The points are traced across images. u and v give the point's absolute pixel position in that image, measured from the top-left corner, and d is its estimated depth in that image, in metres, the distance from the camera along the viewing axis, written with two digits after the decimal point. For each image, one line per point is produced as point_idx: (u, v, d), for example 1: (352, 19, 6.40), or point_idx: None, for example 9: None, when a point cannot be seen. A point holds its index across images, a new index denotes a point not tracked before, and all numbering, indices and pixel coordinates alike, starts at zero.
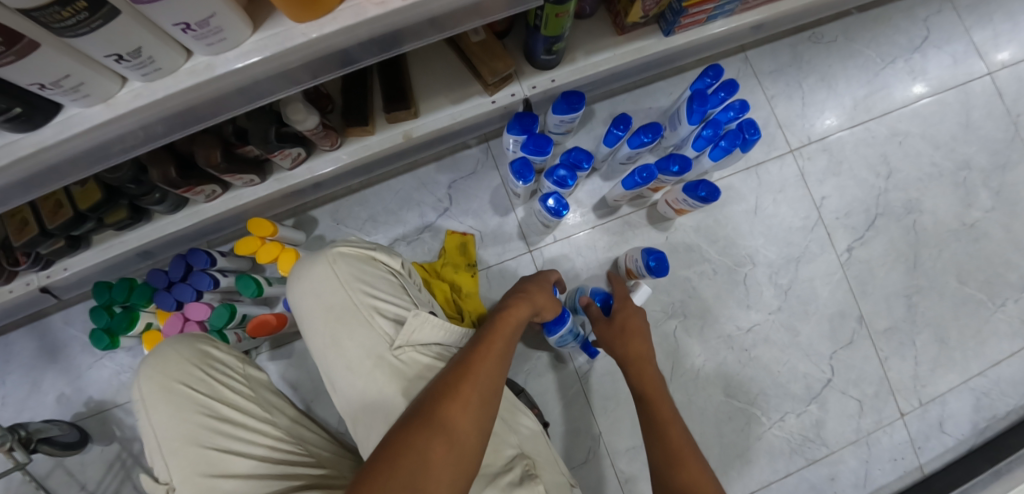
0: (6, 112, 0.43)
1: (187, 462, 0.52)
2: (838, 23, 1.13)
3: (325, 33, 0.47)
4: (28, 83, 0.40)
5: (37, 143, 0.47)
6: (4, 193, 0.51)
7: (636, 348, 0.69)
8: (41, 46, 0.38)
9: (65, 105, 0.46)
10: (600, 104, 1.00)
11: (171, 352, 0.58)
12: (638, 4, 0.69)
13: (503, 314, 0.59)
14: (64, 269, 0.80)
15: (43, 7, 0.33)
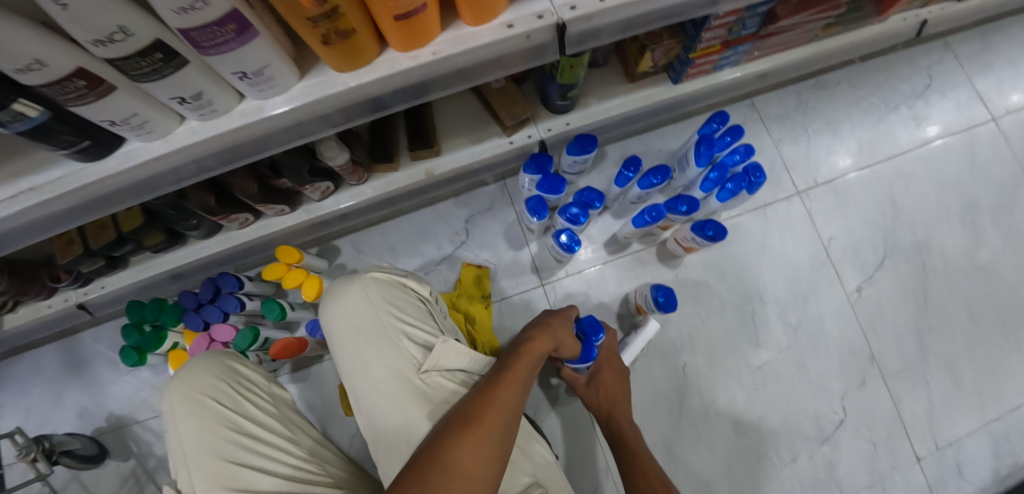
0: (77, 145, 0.48)
1: (210, 475, 0.54)
2: (841, 71, 1.18)
3: (363, 82, 0.52)
4: (101, 120, 0.46)
5: (100, 172, 0.52)
6: (63, 217, 0.56)
7: (611, 405, 0.79)
8: (118, 89, 0.44)
9: (129, 139, 0.52)
10: (611, 146, 1.05)
11: (201, 366, 0.61)
12: (648, 55, 0.76)
13: (525, 348, 0.62)
14: (101, 287, 0.84)
15: (126, 56, 0.39)
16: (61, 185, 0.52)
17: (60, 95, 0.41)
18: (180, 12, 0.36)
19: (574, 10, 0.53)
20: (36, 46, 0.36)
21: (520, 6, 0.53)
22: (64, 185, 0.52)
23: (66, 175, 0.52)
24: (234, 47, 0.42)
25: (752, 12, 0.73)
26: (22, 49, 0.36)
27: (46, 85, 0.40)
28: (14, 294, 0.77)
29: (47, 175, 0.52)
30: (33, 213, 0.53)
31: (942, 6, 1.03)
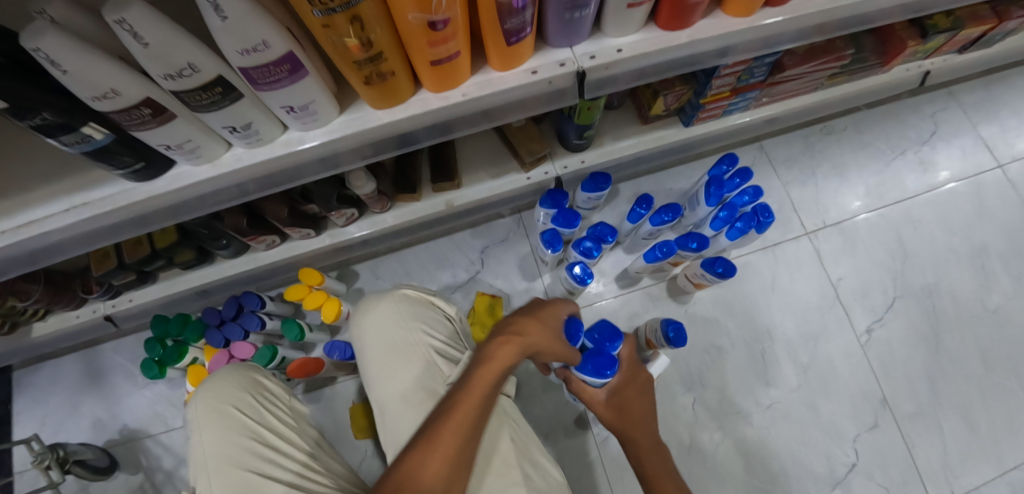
0: (131, 166, 0.52)
1: (229, 482, 0.55)
2: (847, 118, 1.22)
3: (397, 119, 0.56)
4: (158, 144, 0.50)
5: (149, 191, 0.56)
6: (110, 231, 0.60)
7: (636, 433, 0.69)
8: (177, 118, 0.48)
9: (178, 162, 0.56)
10: (624, 184, 1.09)
11: (226, 378, 0.64)
12: (661, 99, 0.80)
13: (485, 362, 0.54)
14: (129, 300, 0.87)
15: (190, 89, 0.43)
16: (113, 202, 0.56)
17: (125, 121, 0.45)
18: (243, 54, 0.41)
19: (593, 59, 0.58)
20: (114, 78, 0.41)
21: (544, 54, 0.58)
22: (116, 201, 0.56)
23: (118, 193, 0.56)
24: (286, 84, 0.46)
25: (759, 62, 0.78)
26: (102, 80, 0.40)
27: (116, 112, 0.44)
28: (47, 302, 0.82)
29: (100, 191, 0.56)
30: (85, 226, 0.56)
31: (943, 59, 1.07)
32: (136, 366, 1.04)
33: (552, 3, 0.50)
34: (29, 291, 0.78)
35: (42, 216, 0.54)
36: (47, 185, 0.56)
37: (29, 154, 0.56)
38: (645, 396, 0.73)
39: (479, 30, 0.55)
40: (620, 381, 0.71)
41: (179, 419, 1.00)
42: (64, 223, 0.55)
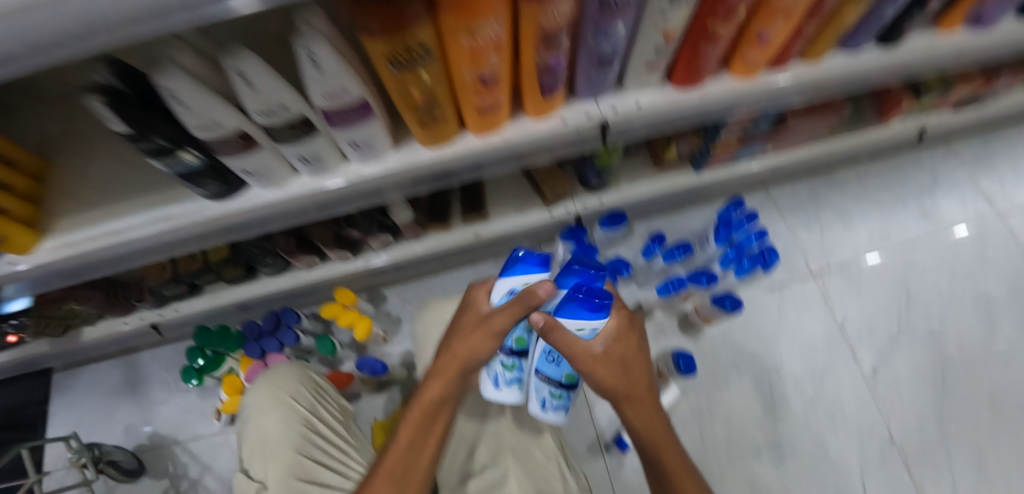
0: (212, 187, 0.61)
1: (285, 462, 0.67)
2: (851, 167, 1.29)
3: (442, 156, 0.64)
4: (239, 169, 0.58)
5: (223, 210, 0.64)
6: (182, 243, 0.68)
7: (632, 398, 0.60)
8: (261, 148, 0.56)
9: (252, 185, 0.64)
10: (638, 223, 1.16)
11: (284, 372, 0.75)
12: (674, 146, 0.89)
13: (421, 401, 0.61)
14: (174, 311, 0.93)
15: (277, 124, 0.52)
16: (189, 217, 0.64)
17: (221, 149, 0.54)
18: (326, 97, 0.50)
19: (615, 110, 0.66)
20: (219, 113, 0.49)
21: (573, 105, 0.66)
22: (191, 217, 0.63)
23: (195, 211, 0.64)
24: (355, 124, 0.54)
25: (763, 115, 0.86)
26: (210, 114, 0.49)
27: (214, 140, 0.52)
28: (102, 308, 0.90)
29: (180, 207, 0.64)
30: (163, 237, 0.65)
31: (938, 116, 1.15)
32: (171, 375, 1.09)
33: (582, 63, 0.59)
34: (88, 296, 0.85)
35: (127, 227, 0.64)
36: (136, 199, 0.66)
37: (127, 176, 0.67)
38: (642, 350, 0.63)
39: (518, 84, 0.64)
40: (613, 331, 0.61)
41: (206, 427, 1.05)
42: (146, 233, 0.63)
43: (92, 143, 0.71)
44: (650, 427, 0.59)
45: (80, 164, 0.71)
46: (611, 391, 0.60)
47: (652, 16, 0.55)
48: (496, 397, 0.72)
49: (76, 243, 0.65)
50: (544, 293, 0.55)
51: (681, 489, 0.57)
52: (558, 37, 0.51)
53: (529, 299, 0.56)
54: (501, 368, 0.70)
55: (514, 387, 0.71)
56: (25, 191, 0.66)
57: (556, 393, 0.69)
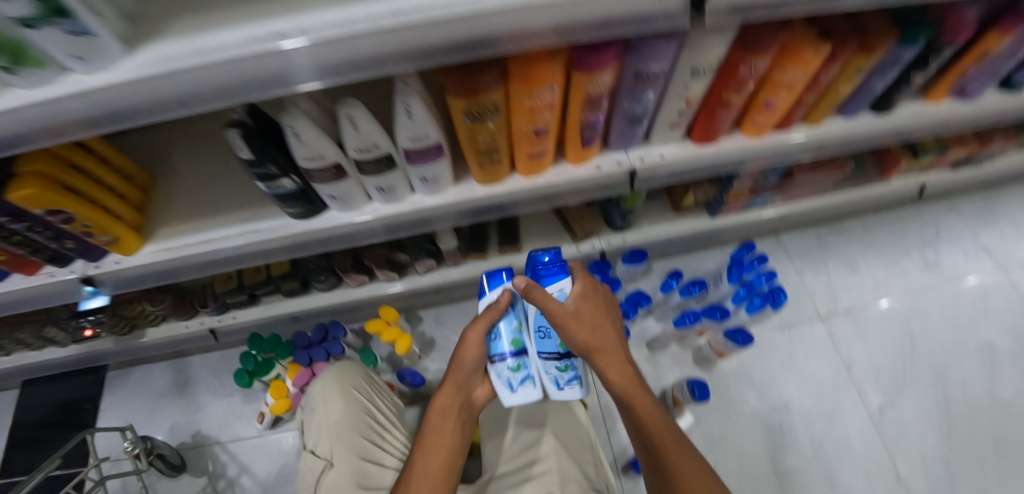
0: (300, 207, 0.72)
1: (347, 446, 0.78)
2: (857, 218, 1.38)
3: (494, 193, 0.76)
4: (327, 194, 0.70)
5: (306, 228, 0.76)
6: (267, 252, 0.80)
7: (603, 349, 0.67)
8: (348, 178, 0.68)
9: (332, 207, 0.76)
10: (657, 262, 1.25)
11: (347, 368, 0.88)
12: (692, 193, 1.01)
13: (434, 407, 0.73)
14: (232, 317, 1.02)
15: (367, 159, 0.64)
16: (276, 231, 0.75)
17: (318, 177, 0.65)
18: (412, 139, 0.62)
19: (642, 160, 0.80)
20: (325, 149, 0.61)
21: (607, 155, 0.80)
22: (277, 231, 0.75)
23: (282, 227, 0.75)
24: (429, 162, 0.66)
25: (772, 169, 0.98)
26: (318, 149, 0.61)
27: (315, 170, 0.64)
28: (170, 311, 1.00)
29: (268, 223, 0.76)
30: (251, 246, 0.77)
31: (937, 174, 1.25)
32: (218, 379, 1.18)
33: (617, 122, 0.74)
34: (160, 299, 0.96)
35: (222, 236, 0.76)
36: (231, 214, 0.78)
37: (226, 196, 0.80)
38: (607, 306, 0.70)
39: (562, 135, 0.76)
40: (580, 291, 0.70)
41: (247, 430, 1.12)
42: (238, 243, 0.75)
43: (197, 164, 0.85)
44: (619, 374, 0.67)
45: (186, 181, 0.84)
46: (585, 347, 0.66)
47: (677, 88, 0.70)
48: (517, 400, 0.76)
49: (176, 247, 0.77)
50: (506, 299, 0.74)
51: (659, 441, 0.63)
52: (600, 102, 0.65)
53: (499, 307, 0.74)
54: (508, 371, 0.75)
55: (529, 385, 0.77)
56: (135, 201, 0.79)
57: (561, 366, 0.74)
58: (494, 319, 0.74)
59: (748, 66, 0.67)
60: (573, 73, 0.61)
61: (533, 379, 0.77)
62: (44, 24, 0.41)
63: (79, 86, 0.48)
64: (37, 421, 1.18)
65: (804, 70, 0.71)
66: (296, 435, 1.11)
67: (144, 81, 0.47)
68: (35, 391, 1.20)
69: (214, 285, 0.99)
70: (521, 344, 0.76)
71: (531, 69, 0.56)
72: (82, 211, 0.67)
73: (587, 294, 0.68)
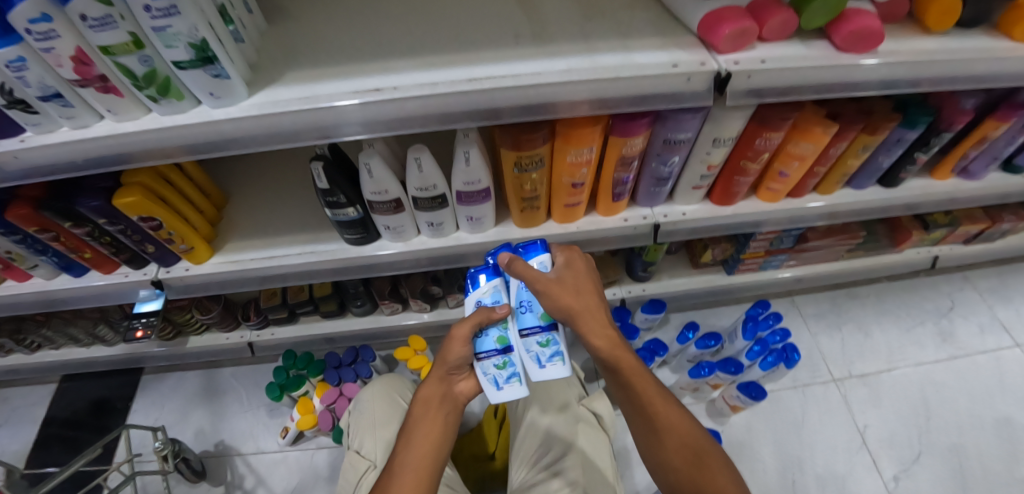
0: (358, 234, 0.81)
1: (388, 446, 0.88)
2: (871, 286, 1.43)
3: (531, 235, 0.85)
4: (384, 224, 0.79)
5: (361, 252, 0.84)
6: (319, 273, 0.89)
7: (591, 314, 0.67)
8: (404, 212, 0.78)
9: (384, 236, 0.85)
10: (675, 314, 1.30)
11: (391, 381, 1.01)
12: (710, 250, 1.09)
13: (416, 399, 0.71)
14: (271, 333, 1.10)
15: (424, 197, 0.74)
16: (333, 254, 0.85)
17: (379, 209, 0.75)
18: (466, 183, 0.72)
19: (665, 216, 0.89)
20: (390, 185, 0.72)
21: (634, 209, 0.90)
22: (333, 253, 0.85)
23: (339, 252, 0.85)
24: (477, 203, 0.76)
25: (787, 233, 1.06)
26: (384, 184, 0.71)
27: (378, 202, 0.74)
28: (217, 321, 1.07)
29: (326, 245, 0.86)
30: (306, 265, 0.85)
31: (949, 248, 1.30)
32: (246, 391, 1.23)
33: (644, 182, 0.85)
34: (210, 308, 1.04)
35: (283, 254, 0.85)
36: (293, 236, 0.88)
37: (292, 222, 0.90)
38: (591, 271, 0.70)
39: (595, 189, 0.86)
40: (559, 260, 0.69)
41: (269, 443, 1.16)
42: (295, 261, 0.84)
43: (274, 191, 0.96)
44: (605, 339, 0.67)
45: (259, 204, 0.94)
46: (571, 315, 0.65)
47: (699, 155, 0.79)
48: (508, 396, 0.68)
49: (240, 260, 0.86)
50: (503, 311, 0.66)
51: (654, 408, 0.67)
52: (631, 162, 0.76)
53: (492, 317, 0.66)
54: (494, 369, 0.68)
55: (517, 380, 0.69)
56: (210, 216, 0.90)
57: (542, 341, 0.67)
58: (484, 324, 0.66)
59: (763, 138, 0.77)
60: (610, 137, 0.72)
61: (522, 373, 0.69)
62: (194, 68, 0.55)
63: (205, 116, 0.60)
64: (69, 416, 1.23)
65: (814, 144, 0.80)
66: (315, 454, 1.14)
67: (267, 117, 0.60)
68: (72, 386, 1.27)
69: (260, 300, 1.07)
70: (507, 340, 0.67)
71: (574, 131, 0.67)
72: (170, 220, 0.77)
73: (570, 263, 0.68)
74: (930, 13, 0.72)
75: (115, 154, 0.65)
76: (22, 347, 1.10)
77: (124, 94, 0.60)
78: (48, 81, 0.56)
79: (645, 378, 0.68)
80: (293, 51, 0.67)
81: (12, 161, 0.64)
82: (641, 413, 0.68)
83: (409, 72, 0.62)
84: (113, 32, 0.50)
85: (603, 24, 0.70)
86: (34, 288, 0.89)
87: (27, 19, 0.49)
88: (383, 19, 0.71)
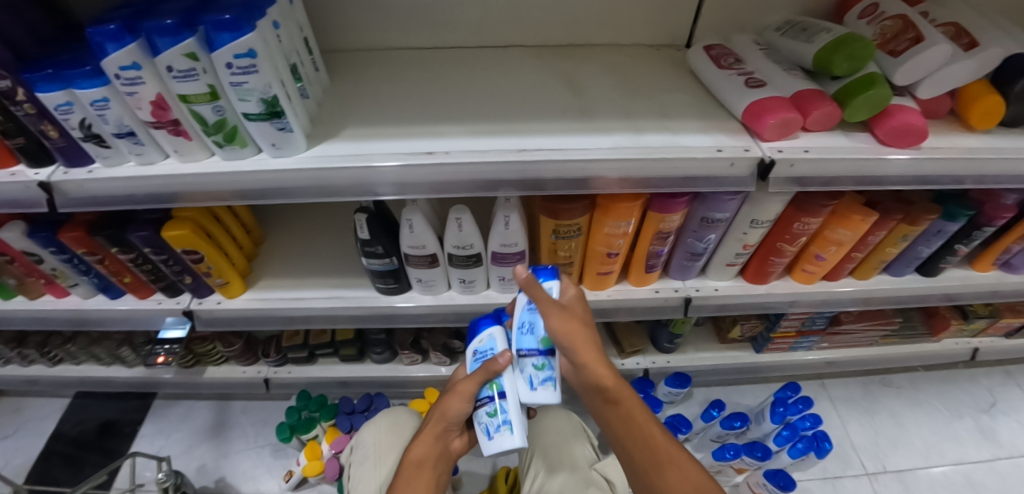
0: (390, 284, 0.83)
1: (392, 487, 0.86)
2: (904, 374, 1.37)
3: None
4: (416, 277, 0.81)
5: (390, 303, 0.85)
6: (346, 318, 0.89)
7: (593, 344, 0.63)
8: (437, 268, 0.79)
9: (414, 289, 0.86)
10: (698, 388, 1.25)
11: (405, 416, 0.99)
12: (739, 327, 1.08)
13: (408, 458, 0.66)
14: (288, 371, 1.09)
15: (460, 254, 0.75)
16: (364, 300, 0.86)
17: (414, 262, 0.77)
18: (503, 244, 0.74)
19: (697, 291, 0.90)
20: (428, 240, 0.73)
21: (665, 281, 0.91)
22: (363, 300, 0.86)
23: (369, 300, 0.86)
24: (511, 264, 0.77)
25: (819, 315, 1.05)
26: (423, 240, 0.73)
27: (414, 255, 0.75)
28: (238, 355, 1.07)
29: (357, 292, 0.87)
30: (334, 310, 0.86)
31: (990, 340, 1.24)
32: (254, 428, 1.21)
33: (677, 256, 0.85)
34: (233, 341, 1.05)
35: (314, 296, 0.86)
36: (325, 280, 0.89)
37: (327, 265, 0.92)
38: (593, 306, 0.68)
39: (628, 260, 0.87)
40: (566, 288, 0.66)
41: (270, 486, 1.12)
42: (324, 305, 0.85)
43: (313, 235, 0.99)
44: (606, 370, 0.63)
45: (296, 245, 0.97)
46: (575, 343, 0.60)
47: (735, 234, 0.80)
48: (498, 447, 0.61)
49: (269, 299, 0.87)
50: (506, 361, 0.61)
51: (656, 444, 0.63)
52: (667, 237, 0.78)
53: (493, 370, 0.60)
54: (484, 417, 0.62)
55: (508, 430, 0.61)
56: (247, 251, 0.92)
57: (538, 363, 0.61)
58: (487, 378, 0.62)
59: (801, 223, 0.77)
60: (648, 212, 0.74)
61: (515, 423, 0.62)
62: (261, 120, 0.58)
63: (264, 165, 0.63)
64: (77, 436, 1.22)
65: (852, 231, 0.79)
66: None
67: (321, 170, 0.62)
68: (87, 405, 1.27)
69: (282, 338, 1.07)
70: (500, 386, 0.62)
71: (614, 204, 0.70)
72: (211, 254, 0.79)
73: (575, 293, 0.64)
74: (972, 113, 0.73)
75: (172, 191, 0.68)
76: (44, 360, 1.11)
77: (193, 137, 0.63)
78: (125, 121, 0.60)
79: (644, 413, 0.65)
80: (351, 108, 0.71)
81: (77, 189, 0.67)
82: (642, 451, 0.63)
83: (460, 138, 0.65)
84: (193, 84, 0.54)
85: (648, 104, 0.73)
86: (69, 307, 0.91)
87: (118, 66, 0.53)
88: (439, 85, 0.76)
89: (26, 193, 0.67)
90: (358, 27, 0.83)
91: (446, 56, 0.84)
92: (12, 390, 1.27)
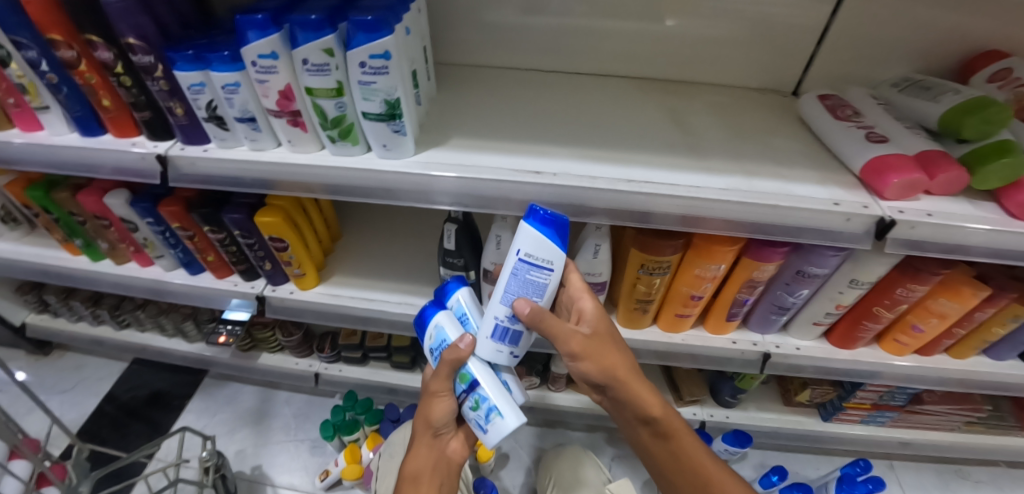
0: None
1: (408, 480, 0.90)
2: (985, 469, 1.24)
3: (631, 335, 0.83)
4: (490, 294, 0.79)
5: None
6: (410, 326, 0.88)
7: (637, 378, 0.64)
8: None
9: None
10: (752, 450, 1.17)
11: None
12: (808, 390, 1.01)
13: (403, 476, 0.62)
14: (338, 370, 1.10)
15: None
16: None
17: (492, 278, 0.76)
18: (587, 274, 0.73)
19: (777, 347, 0.85)
20: None
21: (743, 333, 0.86)
22: None
23: None
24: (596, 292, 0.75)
25: (900, 390, 0.97)
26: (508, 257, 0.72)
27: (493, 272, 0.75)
28: (294, 347, 1.08)
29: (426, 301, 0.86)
30: (402, 316, 0.86)
31: None
32: (296, 421, 1.21)
33: (762, 308, 0.81)
34: (291, 332, 1.07)
35: (383, 299, 0.87)
36: (395, 285, 0.89)
37: (398, 269, 0.93)
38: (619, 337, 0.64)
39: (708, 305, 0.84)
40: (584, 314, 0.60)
41: (303, 482, 1.11)
42: (392, 310, 0.85)
43: (387, 238, 1.00)
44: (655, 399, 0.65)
45: (369, 246, 0.98)
46: (617, 375, 0.62)
47: (830, 292, 0.75)
48: (498, 434, 0.57)
49: (339, 295, 0.88)
50: (467, 345, 0.56)
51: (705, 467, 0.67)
52: (757, 287, 0.74)
53: (459, 356, 0.56)
54: (470, 413, 0.59)
55: (499, 415, 0.57)
56: (325, 247, 0.94)
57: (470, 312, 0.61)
58: (457, 365, 0.58)
59: (906, 289, 0.72)
60: (742, 258, 0.71)
61: (501, 407, 0.57)
62: (378, 120, 0.59)
63: (371, 164, 0.64)
64: (128, 401, 1.25)
65: (960, 305, 0.73)
66: None
67: (423, 175, 0.62)
68: (143, 372, 1.30)
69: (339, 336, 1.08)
70: (469, 375, 0.58)
71: (712, 246, 0.67)
72: (294, 244, 0.80)
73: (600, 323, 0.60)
74: None
75: (274, 179, 0.69)
76: (113, 322, 1.15)
77: (309, 129, 0.64)
78: (250, 106, 0.62)
79: (688, 435, 0.68)
80: (456, 119, 0.72)
81: (190, 166, 0.69)
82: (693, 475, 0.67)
83: (564, 159, 0.64)
84: (323, 78, 0.56)
85: (755, 148, 0.71)
86: (150, 276, 0.94)
87: (257, 54, 0.55)
88: (541, 107, 0.76)
89: (143, 163, 0.70)
90: (466, 43, 0.85)
91: (545, 78, 0.85)
92: (79, 347, 1.32)
